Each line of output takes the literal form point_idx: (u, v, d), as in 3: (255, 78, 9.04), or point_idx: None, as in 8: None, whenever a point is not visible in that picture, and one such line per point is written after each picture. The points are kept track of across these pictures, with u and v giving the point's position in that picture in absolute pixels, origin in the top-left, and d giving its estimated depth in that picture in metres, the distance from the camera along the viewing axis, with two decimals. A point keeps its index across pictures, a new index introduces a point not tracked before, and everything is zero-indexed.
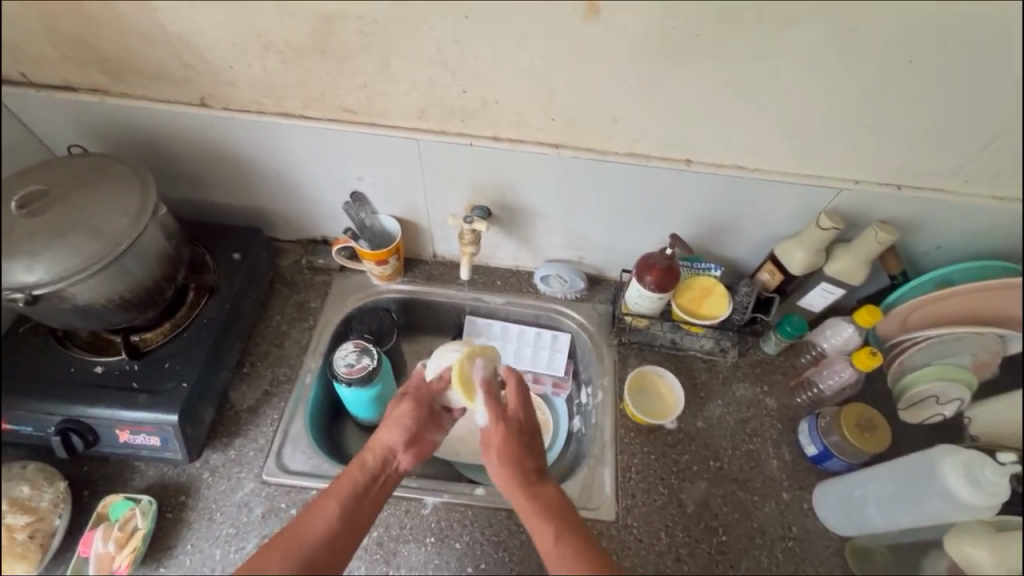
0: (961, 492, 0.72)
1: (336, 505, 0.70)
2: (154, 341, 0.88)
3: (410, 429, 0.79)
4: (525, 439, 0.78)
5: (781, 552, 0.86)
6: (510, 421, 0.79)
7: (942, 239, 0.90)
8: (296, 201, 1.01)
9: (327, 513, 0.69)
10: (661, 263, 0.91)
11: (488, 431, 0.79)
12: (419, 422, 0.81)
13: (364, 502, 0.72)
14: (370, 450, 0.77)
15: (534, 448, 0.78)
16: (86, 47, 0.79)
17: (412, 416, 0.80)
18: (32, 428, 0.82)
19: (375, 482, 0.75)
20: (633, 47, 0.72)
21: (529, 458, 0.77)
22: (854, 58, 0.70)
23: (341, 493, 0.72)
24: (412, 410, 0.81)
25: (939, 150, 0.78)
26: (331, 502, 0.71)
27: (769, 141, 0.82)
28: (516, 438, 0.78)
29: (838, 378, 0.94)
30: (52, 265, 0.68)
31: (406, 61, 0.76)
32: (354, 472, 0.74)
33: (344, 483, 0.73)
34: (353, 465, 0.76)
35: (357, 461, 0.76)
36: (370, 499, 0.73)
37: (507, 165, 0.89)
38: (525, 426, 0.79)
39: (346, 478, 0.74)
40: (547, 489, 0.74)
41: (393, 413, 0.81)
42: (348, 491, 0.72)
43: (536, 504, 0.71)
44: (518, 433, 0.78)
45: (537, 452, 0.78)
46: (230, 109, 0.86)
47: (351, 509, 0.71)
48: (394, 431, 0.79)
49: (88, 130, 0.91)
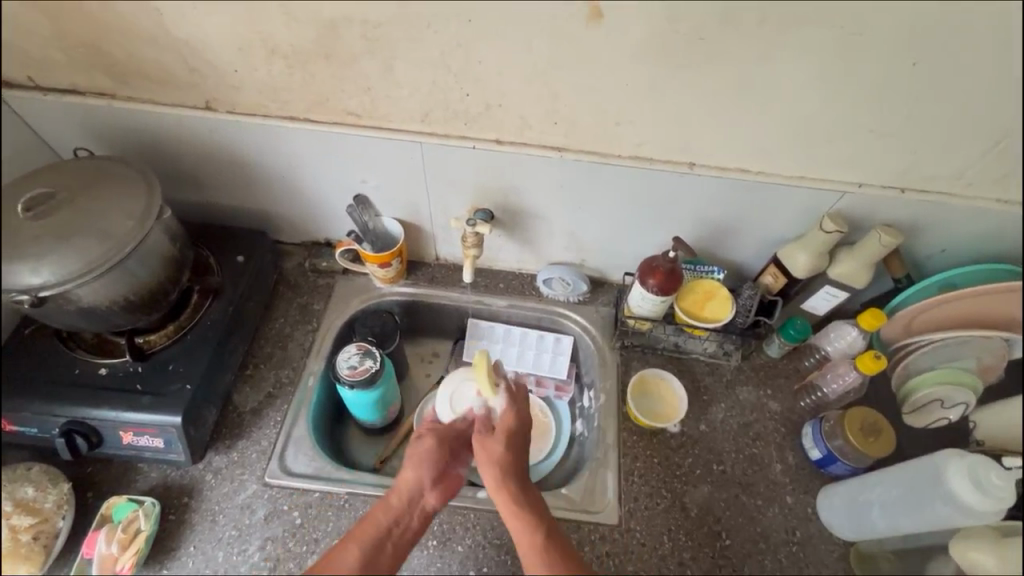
0: (966, 497, 0.71)
1: (360, 550, 0.72)
2: (158, 343, 0.88)
3: (434, 466, 0.80)
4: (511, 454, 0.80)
5: (785, 557, 0.85)
6: (499, 435, 0.81)
7: (947, 242, 0.90)
8: (300, 204, 1.01)
9: (353, 560, 0.71)
10: (664, 266, 0.91)
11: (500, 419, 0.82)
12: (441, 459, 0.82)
13: (389, 542, 0.75)
14: (395, 492, 0.79)
15: (519, 457, 0.81)
16: (92, 51, 0.79)
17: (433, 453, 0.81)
18: (36, 429, 0.82)
19: (399, 522, 0.77)
20: (636, 50, 0.72)
21: (518, 465, 0.80)
22: (857, 61, 0.70)
23: (366, 539, 0.74)
24: (436, 445, 0.82)
25: (943, 152, 0.78)
26: (355, 548, 0.73)
27: (772, 144, 0.81)
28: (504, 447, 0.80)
29: (842, 381, 0.94)
30: (58, 268, 0.69)
31: (409, 65, 0.77)
32: (379, 515, 0.76)
33: (371, 527, 0.75)
34: (378, 508, 0.77)
35: (380, 503, 0.78)
36: (394, 540, 0.75)
37: (510, 168, 0.89)
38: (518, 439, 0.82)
39: (370, 522, 0.76)
40: (533, 499, 0.78)
41: (417, 451, 0.81)
42: (373, 536, 0.74)
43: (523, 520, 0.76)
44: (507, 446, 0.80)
45: (522, 460, 0.81)
46: (235, 113, 0.86)
47: (376, 551, 0.73)
48: (417, 472, 0.79)
49: (94, 133, 0.91)
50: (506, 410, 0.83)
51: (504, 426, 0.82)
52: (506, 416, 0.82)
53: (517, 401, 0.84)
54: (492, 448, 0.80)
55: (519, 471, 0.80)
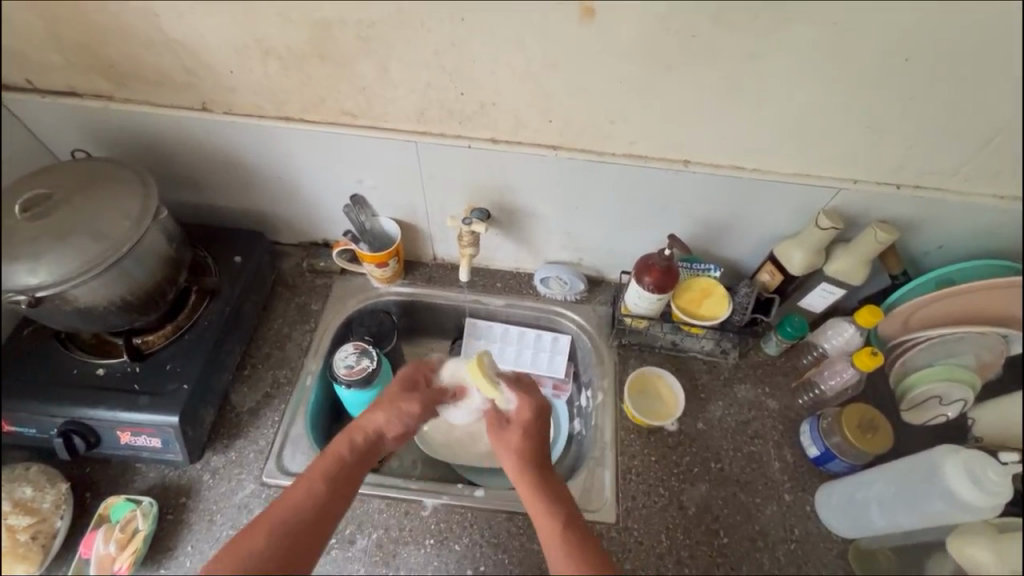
0: (963, 492, 0.71)
1: (318, 483, 0.73)
2: (156, 343, 0.88)
3: (407, 416, 0.84)
4: (528, 444, 0.81)
5: (783, 555, 0.85)
6: (517, 427, 0.84)
7: (944, 238, 0.90)
8: (297, 204, 1.02)
9: (308, 491, 0.72)
10: (660, 263, 0.91)
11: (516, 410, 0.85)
12: (420, 413, 0.85)
13: (348, 479, 0.75)
14: (360, 429, 0.81)
15: (539, 444, 0.83)
16: (89, 53, 0.80)
17: (416, 409, 0.85)
18: (35, 430, 0.82)
19: (359, 457, 0.78)
20: (629, 48, 0.72)
21: (537, 454, 0.81)
22: (850, 57, 0.70)
23: (325, 470, 0.75)
24: (420, 406, 0.85)
25: (937, 149, 0.78)
26: (313, 480, 0.73)
27: (767, 142, 0.82)
28: (523, 436, 0.82)
29: (839, 378, 0.94)
30: (54, 268, 0.69)
31: (403, 65, 0.77)
32: (341, 447, 0.78)
33: (328, 458, 0.76)
34: (341, 440, 0.79)
35: (342, 437, 0.79)
36: (351, 475, 0.76)
37: (506, 167, 0.89)
38: (535, 430, 0.83)
39: (328, 455, 0.77)
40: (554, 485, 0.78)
41: (395, 400, 0.85)
42: (332, 467, 0.75)
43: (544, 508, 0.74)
44: (527, 438, 0.82)
45: (541, 450, 0.82)
46: (231, 113, 0.87)
47: (333, 479, 0.74)
48: (389, 417, 0.82)
49: (92, 135, 0.92)
50: (523, 402, 0.85)
51: (520, 418, 0.84)
52: (518, 408, 0.85)
53: (529, 393, 0.87)
54: (510, 437, 0.83)
55: (537, 458, 0.81)
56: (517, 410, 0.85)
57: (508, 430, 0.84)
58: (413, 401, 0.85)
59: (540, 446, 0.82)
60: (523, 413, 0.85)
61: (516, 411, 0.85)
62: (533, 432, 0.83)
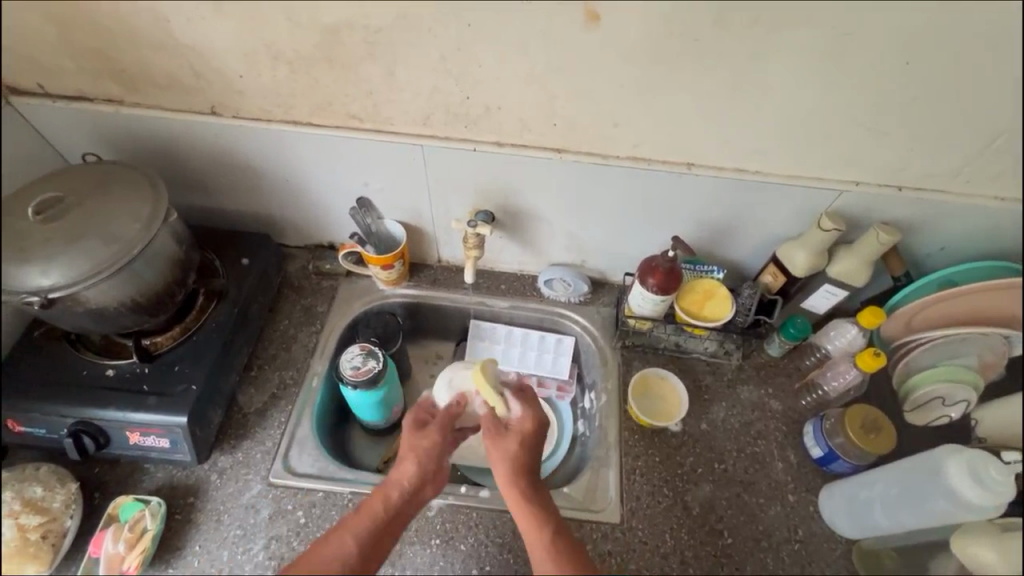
0: (966, 491, 0.71)
1: (353, 541, 0.73)
2: (164, 345, 0.89)
3: (433, 458, 0.82)
4: (524, 457, 0.82)
5: (787, 555, 0.85)
6: (513, 436, 0.83)
7: (946, 239, 0.90)
8: (304, 207, 1.03)
9: (342, 549, 0.72)
10: (663, 265, 0.92)
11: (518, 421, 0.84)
12: (441, 452, 0.83)
13: (382, 533, 0.75)
14: (394, 482, 0.79)
15: (533, 457, 0.83)
16: (101, 58, 0.81)
17: (436, 446, 0.82)
18: (44, 430, 0.83)
19: (397, 513, 0.77)
20: (633, 51, 0.73)
21: (528, 462, 0.82)
22: (851, 60, 0.71)
23: (359, 529, 0.74)
24: (439, 438, 0.83)
25: (939, 151, 0.79)
26: (347, 538, 0.73)
27: (769, 144, 0.82)
28: (516, 447, 0.82)
29: (842, 380, 0.94)
30: (67, 270, 0.71)
31: (410, 69, 0.78)
32: (376, 505, 0.77)
33: (364, 518, 0.75)
34: (375, 497, 0.77)
35: (377, 493, 0.78)
36: (385, 532, 0.75)
37: (511, 170, 0.90)
38: (533, 439, 0.84)
39: (363, 514, 0.76)
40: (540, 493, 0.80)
41: (420, 443, 0.82)
42: (368, 527, 0.75)
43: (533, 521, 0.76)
44: (521, 448, 0.82)
45: (533, 462, 0.83)
46: (240, 117, 0.88)
47: (367, 540, 0.74)
48: (418, 464, 0.80)
49: (103, 139, 0.93)
50: (523, 415, 0.84)
51: (520, 427, 0.84)
52: (522, 420, 0.84)
53: (532, 406, 0.85)
54: (507, 445, 0.82)
55: (530, 471, 0.81)
56: (517, 420, 0.85)
57: (506, 438, 0.83)
58: (432, 438, 0.83)
59: (532, 456, 0.83)
60: (525, 421, 0.84)
61: (520, 421, 0.84)
62: (532, 443, 0.83)
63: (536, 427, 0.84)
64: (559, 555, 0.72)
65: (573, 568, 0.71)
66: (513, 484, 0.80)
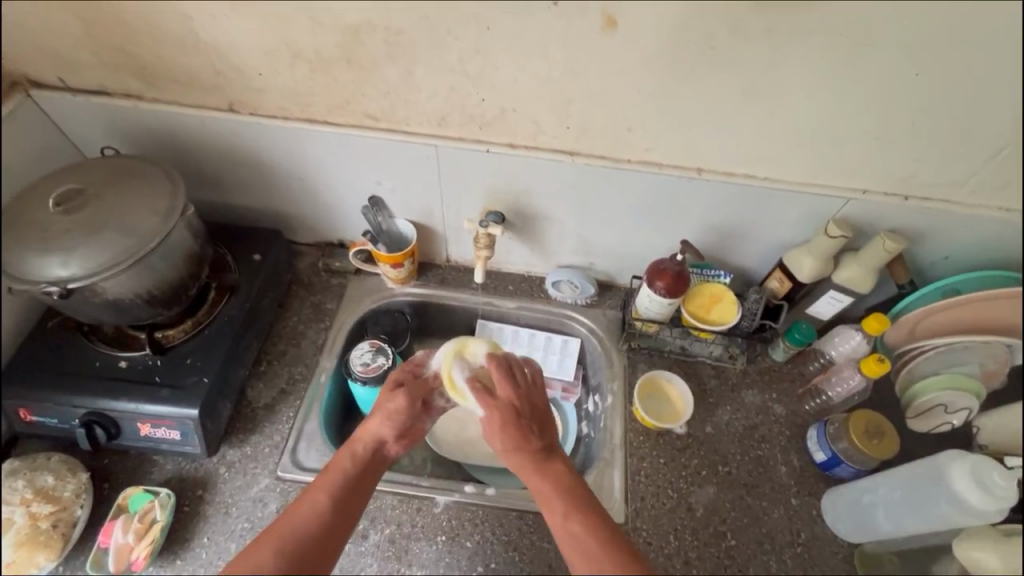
0: (970, 496, 0.72)
1: (324, 496, 0.72)
2: (176, 338, 0.90)
3: (400, 422, 0.82)
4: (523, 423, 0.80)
5: (790, 558, 0.86)
6: (501, 411, 0.81)
7: (951, 248, 0.92)
8: (316, 205, 1.04)
9: (315, 506, 0.71)
10: (672, 268, 0.93)
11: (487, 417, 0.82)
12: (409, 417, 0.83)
13: (355, 488, 0.75)
14: (362, 441, 0.80)
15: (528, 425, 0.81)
16: (121, 53, 0.82)
17: (403, 414, 0.83)
18: (56, 420, 0.84)
19: (365, 469, 0.77)
20: (647, 57, 0.74)
21: (528, 434, 0.80)
22: (864, 70, 0.72)
23: (331, 484, 0.73)
24: (406, 402, 0.83)
25: (946, 160, 0.80)
26: (319, 493, 0.72)
27: (779, 151, 0.84)
28: (506, 420, 0.80)
29: (846, 386, 0.96)
30: (86, 260, 0.72)
31: (429, 70, 0.79)
32: (343, 461, 0.77)
33: (333, 474, 0.75)
34: (342, 455, 0.78)
35: (344, 452, 0.78)
36: (357, 487, 0.75)
37: (522, 172, 0.91)
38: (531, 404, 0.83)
39: (332, 469, 0.76)
40: (555, 471, 0.77)
41: (386, 404, 0.83)
42: (338, 482, 0.74)
43: (552, 485, 0.75)
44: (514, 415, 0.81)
45: (532, 426, 0.81)
46: (257, 114, 0.89)
47: (340, 494, 0.73)
48: (385, 422, 0.81)
49: (120, 133, 0.94)
50: (497, 406, 0.82)
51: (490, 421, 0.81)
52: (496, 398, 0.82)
53: (510, 386, 0.83)
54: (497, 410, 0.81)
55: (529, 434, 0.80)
56: (489, 415, 0.82)
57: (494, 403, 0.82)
58: (400, 401, 0.83)
59: (532, 418, 0.82)
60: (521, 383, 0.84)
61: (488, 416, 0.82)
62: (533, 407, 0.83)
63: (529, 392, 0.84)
64: (586, 526, 0.70)
65: (601, 538, 0.68)
66: (520, 448, 0.79)
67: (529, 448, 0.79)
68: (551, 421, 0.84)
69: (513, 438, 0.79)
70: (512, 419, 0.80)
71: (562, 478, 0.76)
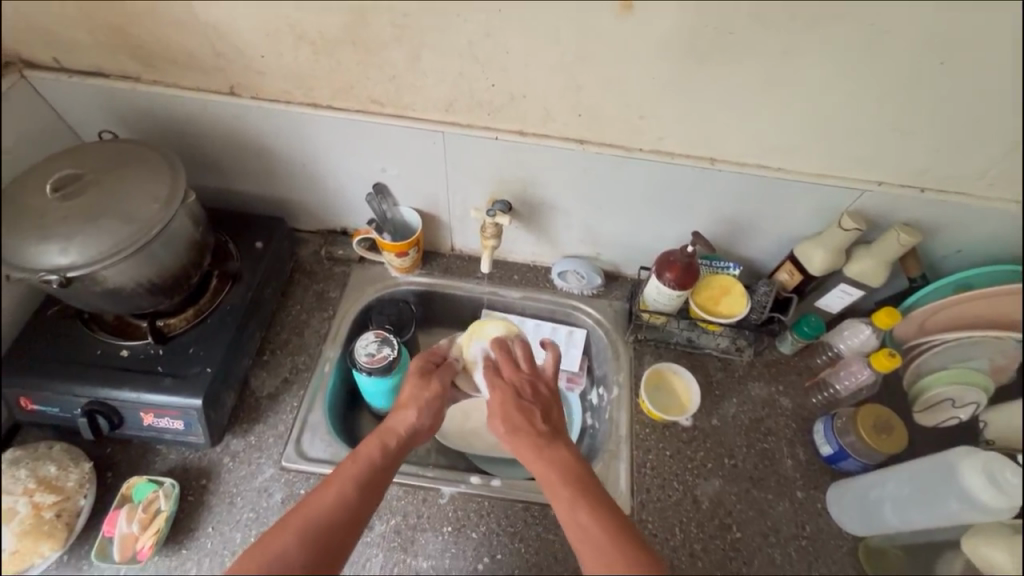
0: (980, 493, 0.71)
1: (350, 483, 0.71)
2: (178, 327, 0.89)
3: (433, 409, 0.86)
4: (526, 403, 0.84)
5: (795, 551, 0.86)
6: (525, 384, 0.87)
7: (966, 243, 0.90)
8: (320, 191, 1.02)
9: (339, 493, 0.70)
10: (681, 260, 0.92)
11: (523, 372, 0.89)
12: (436, 402, 0.87)
13: (378, 477, 0.74)
14: (390, 432, 0.80)
15: (533, 408, 0.84)
16: (118, 33, 0.80)
17: (432, 398, 0.86)
18: (58, 409, 0.83)
19: (392, 458, 0.77)
20: (663, 42, 0.72)
21: (532, 426, 0.81)
22: (886, 59, 0.70)
23: (355, 472, 0.73)
24: (437, 386, 0.88)
25: (964, 153, 0.79)
26: (345, 480, 0.71)
27: (796, 140, 0.82)
28: (512, 408, 0.84)
29: (854, 379, 0.95)
30: (86, 248, 0.70)
31: (437, 53, 0.77)
32: (371, 450, 0.76)
33: (359, 462, 0.74)
34: (369, 445, 0.77)
35: (371, 441, 0.78)
36: (380, 478, 0.74)
37: (531, 160, 0.89)
38: (536, 385, 0.88)
39: (357, 459, 0.75)
40: (571, 466, 0.75)
41: (422, 393, 0.86)
42: (364, 471, 0.73)
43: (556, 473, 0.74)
44: (516, 395, 0.85)
45: (531, 414, 0.83)
46: (259, 98, 0.86)
47: (365, 482, 0.72)
48: (418, 412, 0.84)
49: (118, 117, 0.91)
50: (532, 370, 0.90)
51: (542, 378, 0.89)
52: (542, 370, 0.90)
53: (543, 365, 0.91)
54: (505, 395, 0.85)
55: (528, 421, 0.82)
56: (543, 373, 0.90)
57: (497, 386, 0.87)
58: (437, 381, 0.89)
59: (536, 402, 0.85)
60: (529, 359, 0.91)
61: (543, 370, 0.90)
62: (535, 390, 0.87)
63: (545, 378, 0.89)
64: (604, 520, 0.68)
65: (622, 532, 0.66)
66: (523, 440, 0.80)
67: (533, 431, 0.80)
68: (553, 409, 0.85)
69: (516, 423, 0.82)
70: (514, 397, 0.85)
71: (577, 474, 0.74)
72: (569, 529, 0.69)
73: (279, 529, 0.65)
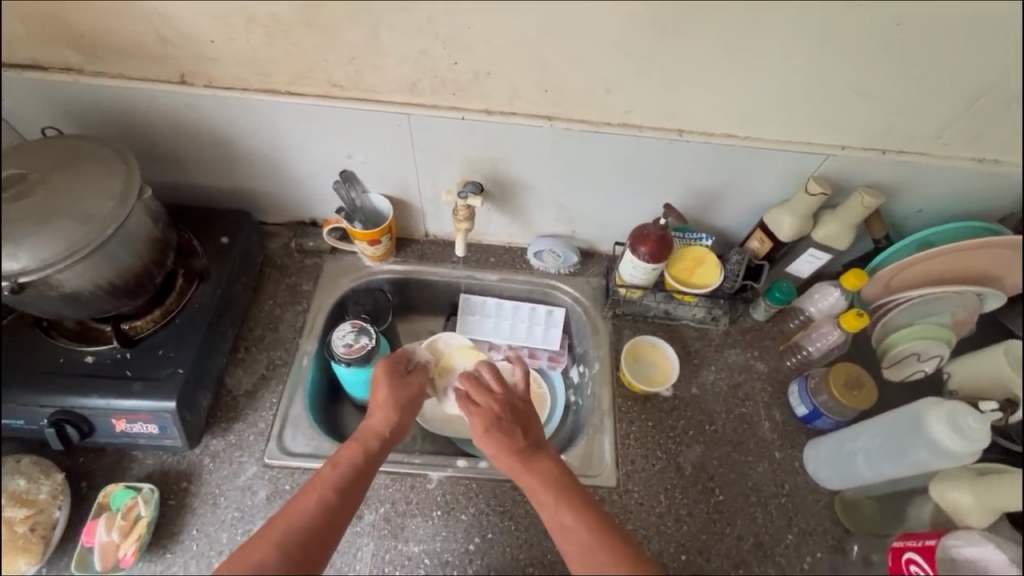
0: (946, 441, 0.75)
1: (330, 489, 0.70)
2: (146, 329, 0.86)
3: (407, 411, 0.83)
4: (506, 424, 0.80)
5: (775, 508, 0.89)
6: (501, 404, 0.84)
7: (926, 202, 0.93)
8: (285, 182, 0.99)
9: (320, 499, 0.68)
10: (654, 233, 0.92)
11: (499, 396, 0.85)
12: (405, 402, 0.84)
13: (359, 480, 0.73)
14: (370, 433, 0.78)
15: (514, 423, 0.81)
16: (54, 23, 0.75)
17: (405, 398, 0.84)
18: (23, 421, 0.80)
19: (373, 460, 0.76)
20: (625, 12, 0.71)
21: (517, 443, 0.78)
22: (843, 24, 0.71)
23: (334, 477, 0.71)
24: (416, 391, 0.86)
25: (922, 114, 0.80)
26: (324, 487, 0.70)
27: (760, 108, 0.82)
28: (495, 431, 0.80)
29: (825, 340, 0.97)
30: (36, 251, 0.67)
31: (396, 33, 0.75)
32: (351, 454, 0.75)
33: (340, 467, 0.73)
34: (349, 448, 0.75)
35: (351, 445, 0.76)
36: (361, 480, 0.73)
37: (499, 138, 0.88)
38: (510, 402, 0.84)
39: (338, 463, 0.73)
40: (550, 470, 0.75)
41: (398, 399, 0.83)
42: (345, 475, 0.72)
43: (540, 481, 0.74)
44: (496, 417, 0.82)
45: (515, 430, 0.80)
46: (213, 87, 0.83)
47: (345, 485, 0.71)
48: (390, 415, 0.81)
49: (62, 112, 0.87)
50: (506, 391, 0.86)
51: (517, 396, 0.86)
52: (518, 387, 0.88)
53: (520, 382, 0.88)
54: (486, 420, 0.81)
55: (512, 437, 0.79)
56: (516, 393, 0.87)
57: (474, 413, 0.83)
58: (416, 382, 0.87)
59: (515, 418, 0.82)
60: (501, 379, 0.88)
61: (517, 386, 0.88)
62: (513, 406, 0.84)
63: (518, 395, 0.86)
64: (584, 516, 0.69)
65: (597, 524, 0.68)
66: (510, 450, 0.78)
67: (513, 447, 0.78)
68: (532, 417, 0.83)
69: (498, 439, 0.79)
70: (494, 420, 0.81)
71: (555, 475, 0.75)
72: (552, 527, 0.70)
73: (260, 540, 0.63)
